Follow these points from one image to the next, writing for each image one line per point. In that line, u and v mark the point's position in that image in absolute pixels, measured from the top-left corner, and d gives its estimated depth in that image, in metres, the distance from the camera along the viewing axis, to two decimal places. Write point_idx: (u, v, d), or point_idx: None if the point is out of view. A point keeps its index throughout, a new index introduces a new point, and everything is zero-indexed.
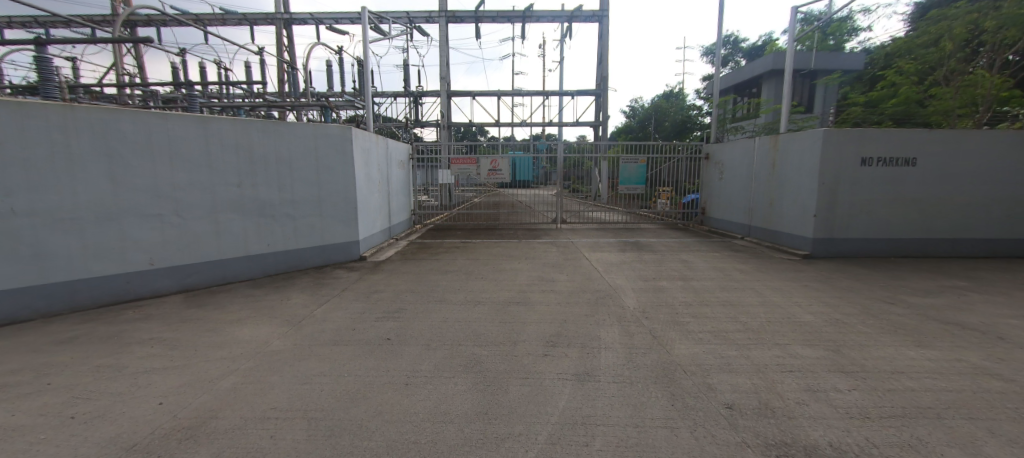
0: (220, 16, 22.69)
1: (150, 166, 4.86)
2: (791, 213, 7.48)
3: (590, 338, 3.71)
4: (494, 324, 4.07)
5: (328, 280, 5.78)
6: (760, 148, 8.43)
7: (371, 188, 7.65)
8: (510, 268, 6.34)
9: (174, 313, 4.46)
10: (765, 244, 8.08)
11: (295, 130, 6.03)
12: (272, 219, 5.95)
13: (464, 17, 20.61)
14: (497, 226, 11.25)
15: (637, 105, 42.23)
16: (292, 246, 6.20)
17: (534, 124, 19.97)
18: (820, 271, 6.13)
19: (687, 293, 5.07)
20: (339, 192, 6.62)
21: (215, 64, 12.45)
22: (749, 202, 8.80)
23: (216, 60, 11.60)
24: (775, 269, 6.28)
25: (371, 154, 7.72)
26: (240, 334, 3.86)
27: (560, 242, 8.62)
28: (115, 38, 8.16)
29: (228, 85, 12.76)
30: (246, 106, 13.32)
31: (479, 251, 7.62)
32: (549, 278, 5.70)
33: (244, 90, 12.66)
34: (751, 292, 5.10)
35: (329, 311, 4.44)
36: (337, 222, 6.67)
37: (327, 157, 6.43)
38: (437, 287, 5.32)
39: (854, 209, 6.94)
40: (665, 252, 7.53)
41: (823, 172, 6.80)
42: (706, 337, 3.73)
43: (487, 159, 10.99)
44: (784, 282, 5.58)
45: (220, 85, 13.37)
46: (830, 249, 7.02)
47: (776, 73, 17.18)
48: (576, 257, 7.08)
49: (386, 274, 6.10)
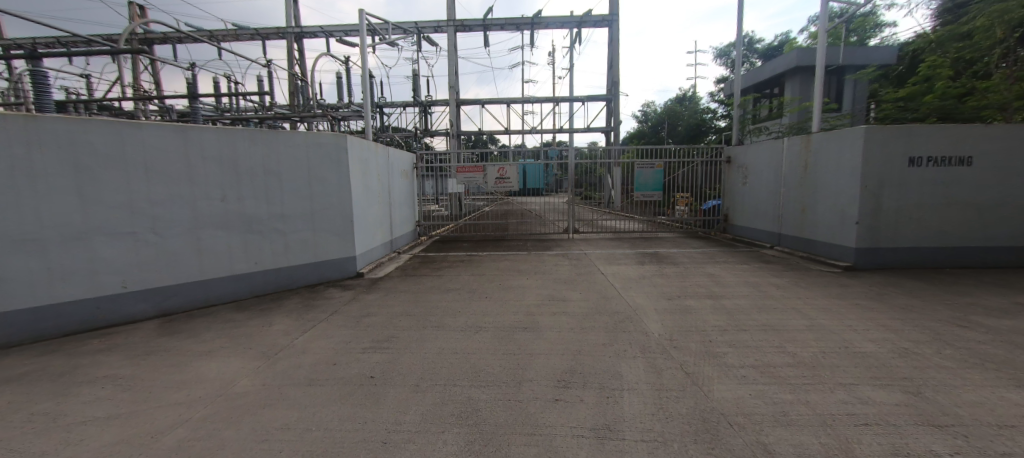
0: (234, 32, 23.12)
1: (122, 181, 4.48)
2: (828, 221, 6.75)
3: (609, 376, 3.10)
4: (496, 357, 3.49)
5: (318, 301, 5.30)
6: (789, 150, 7.73)
7: (370, 200, 7.22)
8: (518, 285, 5.79)
9: (143, 343, 4.03)
10: (799, 254, 7.33)
11: (284, 139, 5.64)
12: (261, 235, 5.54)
13: (472, 26, 20.48)
14: (506, 236, 10.72)
15: (649, 110, 41.64)
16: (283, 263, 5.77)
17: (543, 131, 19.54)
18: (868, 286, 5.40)
19: (717, 314, 4.43)
20: (333, 204, 6.19)
21: (226, 77, 12.41)
22: (778, 209, 8.08)
23: (225, 73, 11.55)
24: (815, 283, 5.57)
25: (370, 164, 7.31)
26: (207, 370, 3.39)
27: (572, 254, 8.05)
28: (121, 50, 8.12)
29: (238, 98, 12.71)
30: (255, 118, 13.25)
31: (484, 266, 7.08)
32: (560, 298, 5.12)
33: (254, 103, 12.58)
34: (795, 313, 4.41)
35: (310, 341, 3.94)
36: (332, 236, 6.23)
37: (320, 167, 6.01)
38: (436, 309, 4.78)
39: (903, 214, 6.17)
40: (688, 265, 6.86)
41: (865, 175, 6.08)
42: (749, 376, 3.09)
43: (494, 167, 10.51)
44: (829, 300, 4.88)
45: (231, 98, 13.34)
46: (877, 260, 6.25)
47: (798, 72, 16.35)
48: (590, 272, 6.48)
49: (382, 293, 5.58)
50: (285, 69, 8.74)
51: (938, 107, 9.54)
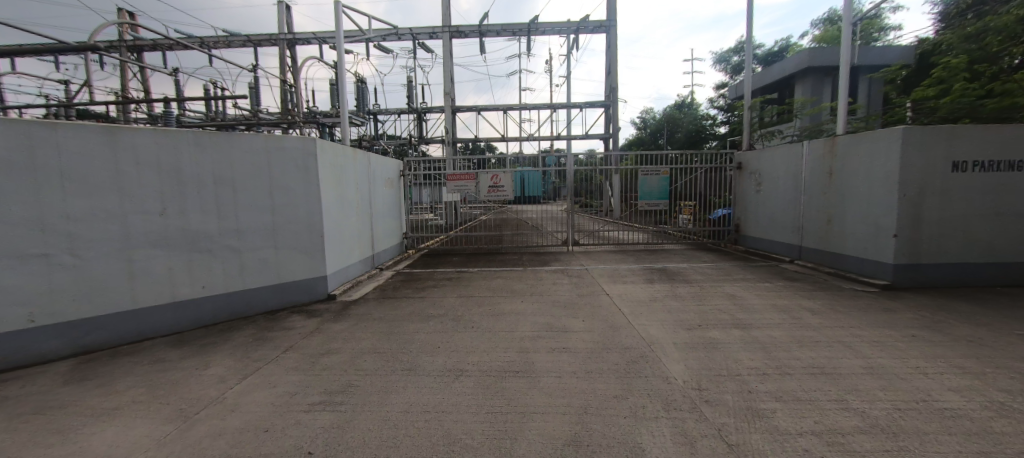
0: (226, 39, 22.61)
1: (31, 193, 3.67)
2: (858, 233, 6.02)
3: (625, 449, 2.32)
4: (476, 419, 2.67)
5: (274, 334, 4.49)
6: (810, 155, 7.02)
7: (346, 212, 6.46)
8: (511, 309, 5.02)
9: (35, 396, 3.20)
10: (824, 270, 6.58)
11: (240, 143, 4.91)
12: (210, 255, 4.77)
13: (468, 32, 19.99)
14: (501, 249, 9.98)
15: (647, 116, 41.30)
16: (236, 287, 4.98)
17: (541, 139, 18.97)
18: (917, 310, 4.64)
19: (749, 350, 3.67)
20: (299, 217, 5.42)
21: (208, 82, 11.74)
22: (798, 220, 7.36)
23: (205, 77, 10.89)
24: (855, 307, 4.80)
25: (347, 172, 6.55)
26: (97, 439, 2.59)
27: (572, 270, 7.31)
28: (93, 49, 7.49)
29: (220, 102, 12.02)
30: (241, 124, 12.56)
31: (474, 285, 6.30)
32: (560, 328, 4.33)
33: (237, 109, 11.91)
34: (845, 351, 3.63)
35: (246, 392, 3.14)
36: (297, 254, 5.45)
37: (282, 175, 5.26)
38: (411, 345, 3.96)
39: (946, 225, 5.44)
40: (703, 283, 6.10)
41: (904, 181, 5.35)
42: (814, 449, 2.30)
43: (487, 175, 9.82)
44: (878, 330, 4.11)
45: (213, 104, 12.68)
46: (918, 278, 5.50)
47: (809, 72, 15.76)
48: (593, 293, 5.71)
49: (351, 322, 4.76)
50: (265, 72, 8.06)
51: (955, 109, 8.81)
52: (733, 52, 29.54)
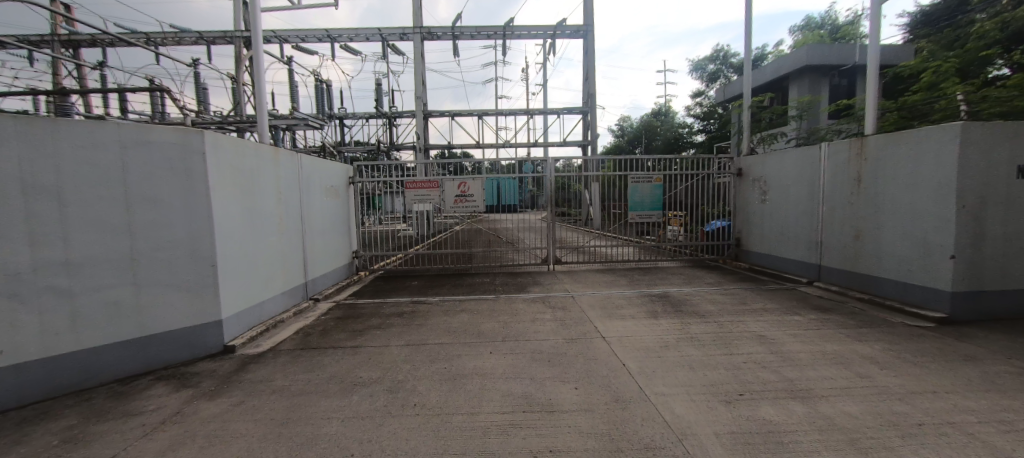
0: (176, 36, 20.45)
1: None
2: (898, 252, 5.00)
3: None
4: None
5: (100, 427, 2.87)
6: (831, 159, 5.99)
7: (258, 231, 4.92)
8: (475, 369, 3.62)
9: None
10: (855, 296, 5.53)
11: (72, 136, 3.36)
12: (16, 303, 3.11)
13: (441, 34, 18.67)
14: (471, 270, 8.55)
15: (625, 125, 41.15)
16: (65, 347, 3.35)
17: (518, 146, 17.66)
18: (1010, 358, 3.53)
19: (835, 447, 2.38)
20: (175, 240, 3.91)
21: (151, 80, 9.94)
22: (816, 234, 6.33)
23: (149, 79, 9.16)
24: (927, 355, 3.67)
25: (260, 180, 5.05)
26: None
27: (555, 299, 5.96)
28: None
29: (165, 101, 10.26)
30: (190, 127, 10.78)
31: (431, 326, 4.83)
32: (544, 406, 2.94)
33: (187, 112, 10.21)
34: (975, 443, 2.39)
35: None
36: (173, 290, 3.91)
37: (146, 181, 3.75)
38: (304, 452, 2.46)
39: (1012, 243, 4.45)
40: (720, 318, 4.88)
41: (965, 188, 4.32)
42: None
43: (454, 182, 8.44)
44: (989, 395, 2.93)
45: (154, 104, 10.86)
46: (980, 308, 4.47)
47: (803, 71, 15.33)
48: (585, 336, 4.37)
49: (234, 400, 3.19)
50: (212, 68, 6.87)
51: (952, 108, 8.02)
52: (709, 61, 29.38)
